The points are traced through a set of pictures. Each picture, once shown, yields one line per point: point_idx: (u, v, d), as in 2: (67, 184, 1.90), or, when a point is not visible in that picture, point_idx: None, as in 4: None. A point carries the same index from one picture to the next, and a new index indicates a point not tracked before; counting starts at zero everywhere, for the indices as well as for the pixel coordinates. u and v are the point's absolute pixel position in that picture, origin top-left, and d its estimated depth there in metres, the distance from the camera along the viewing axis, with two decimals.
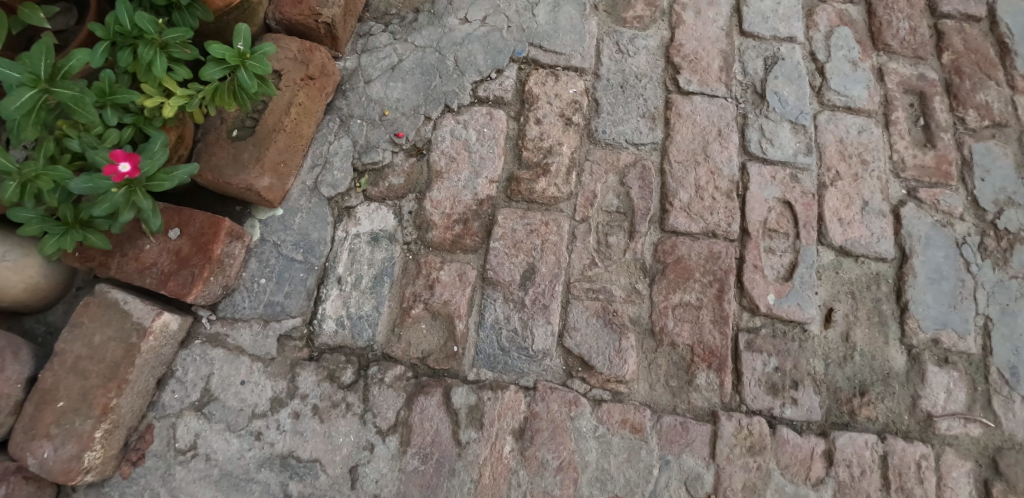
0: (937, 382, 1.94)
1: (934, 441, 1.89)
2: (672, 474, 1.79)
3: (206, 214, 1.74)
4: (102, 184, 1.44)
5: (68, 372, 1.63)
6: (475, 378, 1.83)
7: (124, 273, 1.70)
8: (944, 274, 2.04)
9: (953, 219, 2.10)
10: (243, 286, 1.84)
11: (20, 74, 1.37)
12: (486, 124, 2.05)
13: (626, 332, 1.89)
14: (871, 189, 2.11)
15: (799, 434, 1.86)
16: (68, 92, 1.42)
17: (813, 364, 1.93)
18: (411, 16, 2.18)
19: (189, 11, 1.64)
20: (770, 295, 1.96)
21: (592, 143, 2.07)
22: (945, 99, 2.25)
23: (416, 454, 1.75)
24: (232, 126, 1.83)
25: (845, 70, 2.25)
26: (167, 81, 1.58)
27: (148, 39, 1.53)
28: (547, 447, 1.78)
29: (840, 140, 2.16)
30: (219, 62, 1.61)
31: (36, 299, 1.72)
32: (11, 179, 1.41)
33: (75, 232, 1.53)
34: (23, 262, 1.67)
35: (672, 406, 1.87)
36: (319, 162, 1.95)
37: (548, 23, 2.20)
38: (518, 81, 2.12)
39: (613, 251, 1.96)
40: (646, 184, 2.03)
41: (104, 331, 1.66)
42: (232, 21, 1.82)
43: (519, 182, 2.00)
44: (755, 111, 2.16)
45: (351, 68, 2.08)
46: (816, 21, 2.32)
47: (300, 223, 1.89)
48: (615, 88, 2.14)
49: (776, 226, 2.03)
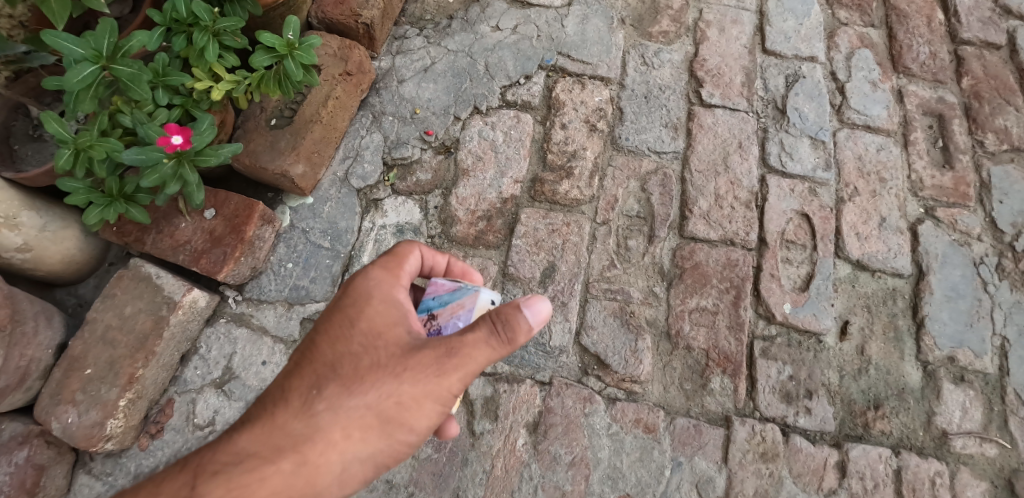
0: (953, 399, 1.94)
1: (948, 459, 1.89)
2: (684, 476, 1.80)
3: (241, 197, 1.80)
4: (154, 156, 1.52)
5: (97, 341, 1.69)
6: (492, 370, 1.86)
7: (158, 249, 1.76)
8: (961, 292, 2.05)
9: (970, 239, 2.12)
10: (270, 269, 1.89)
11: (83, 50, 1.45)
12: (513, 126, 2.12)
13: (643, 333, 1.92)
14: (888, 205, 2.14)
15: (812, 444, 1.86)
16: (126, 69, 1.49)
17: (828, 375, 1.94)
18: (445, 22, 2.27)
19: (240, 4, 1.73)
20: (786, 304, 1.98)
21: (615, 150, 2.12)
22: (964, 122, 2.28)
23: (431, 442, 1.79)
24: (271, 115, 1.91)
25: (865, 90, 2.29)
26: (217, 67, 1.65)
27: (202, 26, 1.61)
28: (560, 442, 1.80)
29: (859, 158, 2.20)
30: (268, 51, 1.68)
31: (70, 270, 1.78)
32: (66, 146, 1.49)
33: (119, 204, 1.60)
34: (62, 234, 1.71)
35: (685, 408, 1.88)
36: (351, 155, 2.02)
37: (576, 34, 2.27)
38: (546, 87, 2.19)
39: (632, 254, 2.00)
40: (667, 192, 2.08)
41: (134, 303, 1.71)
42: (277, 16, 1.91)
43: (543, 184, 2.05)
44: (775, 126, 2.21)
45: (386, 68, 2.16)
46: (838, 42, 2.37)
47: (330, 211, 1.96)
48: (639, 98, 2.20)
49: (793, 238, 2.07)
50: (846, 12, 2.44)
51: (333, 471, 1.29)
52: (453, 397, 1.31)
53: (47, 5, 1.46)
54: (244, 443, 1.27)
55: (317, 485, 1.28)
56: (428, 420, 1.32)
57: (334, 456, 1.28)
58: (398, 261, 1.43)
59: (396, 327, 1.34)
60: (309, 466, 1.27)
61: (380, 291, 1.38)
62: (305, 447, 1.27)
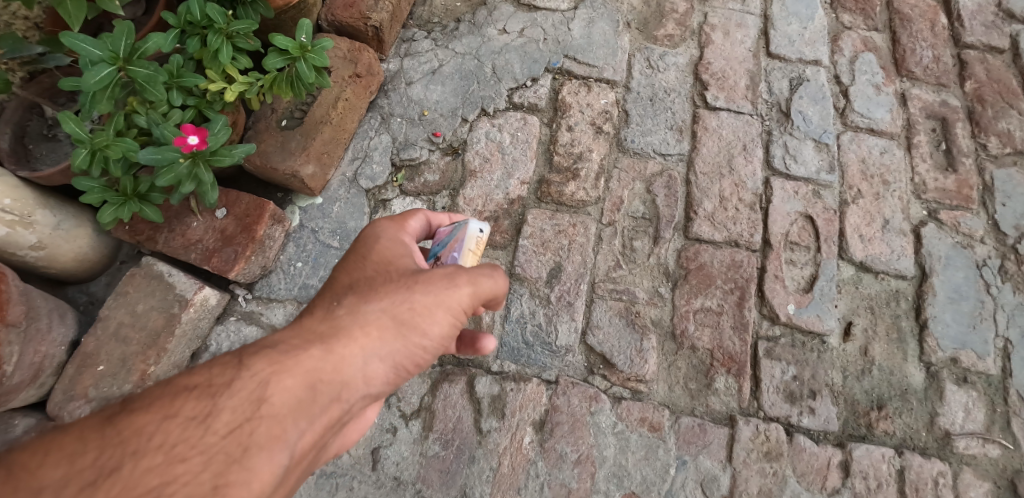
0: (956, 400, 1.96)
1: (951, 460, 1.90)
2: (689, 475, 1.82)
3: (252, 197, 1.83)
4: (170, 156, 1.55)
5: (110, 338, 1.71)
6: (499, 369, 1.89)
7: (170, 248, 1.79)
8: (964, 294, 2.07)
9: (973, 241, 2.13)
10: (280, 268, 1.92)
11: (101, 52, 1.48)
12: (520, 128, 2.14)
13: (648, 333, 1.94)
14: (892, 208, 2.16)
15: (816, 444, 1.88)
16: (143, 71, 1.52)
17: (832, 375, 1.95)
18: (453, 25, 2.29)
19: (253, 7, 1.76)
20: (790, 305, 2.00)
21: (621, 152, 2.14)
22: (967, 126, 2.30)
23: (438, 440, 1.81)
24: (281, 116, 1.93)
25: (868, 93, 2.31)
26: (230, 69, 1.69)
27: (217, 28, 1.64)
28: (566, 440, 1.82)
29: (863, 160, 2.21)
30: (281, 53, 1.71)
31: (82, 268, 1.80)
32: (83, 146, 1.51)
33: (133, 203, 1.62)
34: (75, 232, 1.74)
35: (690, 407, 1.90)
36: (360, 156, 2.05)
37: (582, 37, 2.30)
38: (552, 90, 2.21)
39: (638, 255, 2.02)
40: (672, 193, 2.10)
41: (146, 301, 1.74)
42: (288, 19, 1.95)
43: (549, 185, 2.08)
44: (779, 128, 2.23)
45: (394, 70, 2.19)
46: (842, 46, 2.39)
47: (339, 211, 1.98)
48: (644, 101, 2.22)
49: (797, 239, 2.09)
50: (850, 16, 2.46)
51: (362, 372, 1.20)
52: (471, 301, 1.31)
53: (64, 7, 1.48)
54: (272, 341, 1.19)
55: (347, 388, 1.19)
56: (450, 325, 1.29)
57: (366, 352, 1.20)
58: (402, 215, 1.49)
59: (397, 252, 1.37)
60: (342, 359, 1.18)
61: (388, 233, 1.41)
62: (338, 338, 1.20)
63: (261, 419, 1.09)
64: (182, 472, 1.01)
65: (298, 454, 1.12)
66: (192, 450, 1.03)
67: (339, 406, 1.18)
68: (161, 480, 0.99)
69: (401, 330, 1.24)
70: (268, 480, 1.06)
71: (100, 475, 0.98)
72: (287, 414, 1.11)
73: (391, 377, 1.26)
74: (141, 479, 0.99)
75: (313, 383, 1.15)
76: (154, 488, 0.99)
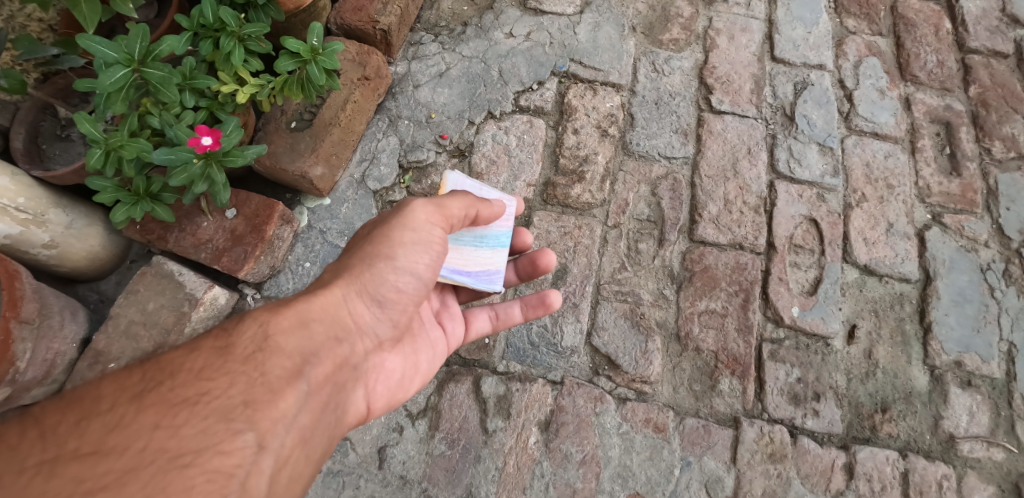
0: (960, 403, 1.96)
1: (955, 463, 1.91)
2: (693, 476, 1.83)
3: (262, 197, 1.85)
4: (183, 156, 1.57)
5: (121, 336, 1.72)
6: (505, 369, 1.91)
7: (181, 247, 1.80)
8: (968, 298, 2.07)
9: (978, 245, 2.14)
10: (288, 268, 1.93)
11: (117, 54, 1.51)
12: (526, 131, 2.16)
13: (652, 334, 1.95)
14: (896, 211, 2.17)
15: (820, 446, 1.89)
16: (157, 72, 1.54)
17: (836, 378, 1.96)
18: (460, 29, 2.32)
19: (263, 10, 1.79)
20: (795, 307, 2.01)
21: (626, 155, 2.16)
22: (971, 130, 2.31)
23: (444, 439, 1.82)
24: (291, 118, 1.95)
25: (872, 98, 2.33)
26: (242, 71, 1.71)
27: (229, 31, 1.67)
28: (571, 440, 1.83)
29: (867, 164, 2.22)
30: (293, 56, 1.73)
31: (93, 267, 1.83)
32: (97, 146, 1.54)
33: (145, 203, 1.65)
34: (86, 231, 1.76)
35: (695, 409, 1.90)
36: (368, 157, 2.07)
37: (588, 41, 2.32)
38: (558, 93, 2.23)
39: (643, 257, 2.04)
40: (677, 196, 2.11)
41: (157, 299, 1.75)
42: (298, 23, 1.96)
43: (555, 187, 2.09)
44: (784, 132, 2.24)
45: (402, 73, 2.21)
46: (846, 50, 2.40)
47: (346, 212, 2.00)
48: (650, 104, 2.24)
49: (802, 242, 2.10)
50: (854, 21, 2.47)
51: (350, 311, 1.38)
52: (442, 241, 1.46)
53: (79, 10, 1.51)
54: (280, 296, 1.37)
55: (338, 325, 1.37)
56: (426, 264, 1.43)
57: (350, 293, 1.38)
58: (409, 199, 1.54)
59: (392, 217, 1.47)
60: (332, 299, 1.36)
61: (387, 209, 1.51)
62: (323, 283, 1.38)
63: (274, 350, 1.26)
64: (212, 388, 1.18)
65: (309, 379, 1.29)
66: (216, 371, 1.20)
67: (336, 341, 1.36)
68: (196, 395, 1.16)
69: (376, 270, 1.39)
70: (286, 397, 1.23)
71: (142, 393, 1.15)
72: (292, 343, 1.28)
73: (376, 318, 1.44)
74: (176, 393, 1.15)
75: (308, 320, 1.32)
76: (189, 398, 1.15)
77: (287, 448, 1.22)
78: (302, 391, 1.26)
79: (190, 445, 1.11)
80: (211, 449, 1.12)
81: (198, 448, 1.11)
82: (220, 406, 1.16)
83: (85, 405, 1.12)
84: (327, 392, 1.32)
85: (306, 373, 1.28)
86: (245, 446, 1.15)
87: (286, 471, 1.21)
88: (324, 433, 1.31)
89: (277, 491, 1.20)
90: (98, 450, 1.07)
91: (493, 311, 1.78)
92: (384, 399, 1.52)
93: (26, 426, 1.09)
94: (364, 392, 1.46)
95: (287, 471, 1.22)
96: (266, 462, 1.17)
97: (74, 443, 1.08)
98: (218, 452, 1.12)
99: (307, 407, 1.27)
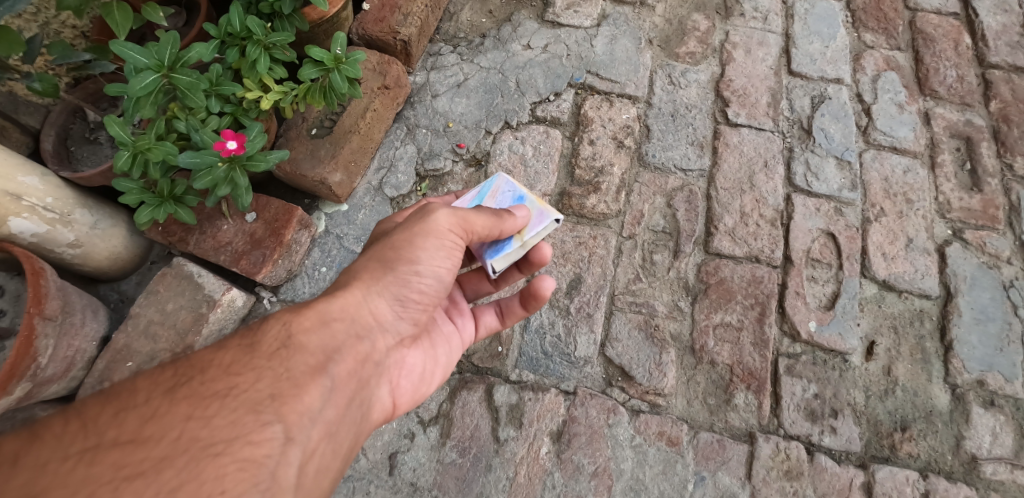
0: (983, 423, 1.91)
1: (978, 485, 1.86)
2: (707, 491, 1.80)
3: (281, 202, 1.87)
4: (208, 160, 1.59)
5: (140, 335, 1.74)
6: (517, 378, 1.90)
7: (201, 250, 1.82)
8: (990, 315, 2.03)
9: (1000, 262, 2.10)
10: (305, 272, 1.94)
11: (147, 59, 1.54)
12: (542, 141, 2.17)
13: (667, 347, 1.93)
14: (915, 226, 2.14)
15: (837, 464, 1.85)
16: (185, 78, 1.58)
17: (854, 395, 1.92)
18: (478, 40, 2.34)
19: (289, 20, 1.83)
20: (812, 322, 1.98)
21: (642, 166, 2.16)
22: (992, 145, 2.28)
23: (455, 447, 1.81)
24: (312, 125, 1.99)
25: (891, 112, 2.31)
26: (266, 79, 1.74)
27: (255, 39, 1.70)
28: (583, 451, 1.81)
29: (886, 179, 2.20)
30: (316, 64, 1.75)
31: (115, 267, 1.85)
32: (125, 149, 1.57)
33: (169, 205, 1.67)
34: (110, 232, 1.79)
35: (709, 423, 1.88)
36: (385, 165, 2.09)
37: (605, 53, 2.33)
38: (574, 104, 2.24)
39: (657, 268, 2.02)
40: (692, 208, 2.10)
41: (176, 300, 1.77)
42: (321, 32, 1.99)
43: (570, 197, 2.09)
44: (801, 146, 2.23)
45: (421, 83, 2.23)
46: (864, 65, 2.39)
47: (363, 218, 2.01)
48: (666, 116, 2.24)
49: (819, 256, 2.07)
50: (872, 35, 2.46)
51: (370, 310, 1.35)
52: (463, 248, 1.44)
53: (111, 17, 1.54)
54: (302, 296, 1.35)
55: (360, 324, 1.34)
56: (448, 269, 1.41)
57: (370, 291, 1.35)
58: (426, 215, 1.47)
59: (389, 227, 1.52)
60: (352, 299, 1.33)
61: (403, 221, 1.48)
62: (344, 283, 1.36)
63: (298, 345, 1.24)
64: (240, 382, 1.17)
65: (334, 374, 1.27)
66: (244, 366, 1.19)
67: (358, 339, 1.33)
68: (225, 387, 1.15)
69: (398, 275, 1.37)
70: (311, 391, 1.21)
71: (175, 387, 1.14)
72: (316, 341, 1.26)
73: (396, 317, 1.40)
74: (207, 387, 1.14)
75: (329, 319, 1.30)
76: (219, 391, 1.15)
77: (314, 441, 1.20)
78: (325, 387, 1.24)
79: (221, 435, 1.10)
80: (242, 439, 1.11)
81: (229, 437, 1.10)
82: (249, 398, 1.15)
83: (121, 398, 1.11)
84: (352, 389, 1.30)
85: (330, 370, 1.26)
86: (274, 437, 1.14)
87: (314, 463, 1.19)
88: (349, 428, 1.29)
89: (305, 484, 1.17)
90: (136, 439, 1.06)
91: (499, 306, 1.75)
92: (407, 395, 1.53)
93: (65, 419, 1.07)
94: (387, 388, 1.46)
95: (314, 464, 1.20)
96: (295, 454, 1.15)
97: (113, 433, 1.06)
98: (248, 442, 1.11)
99: (333, 401, 1.24)
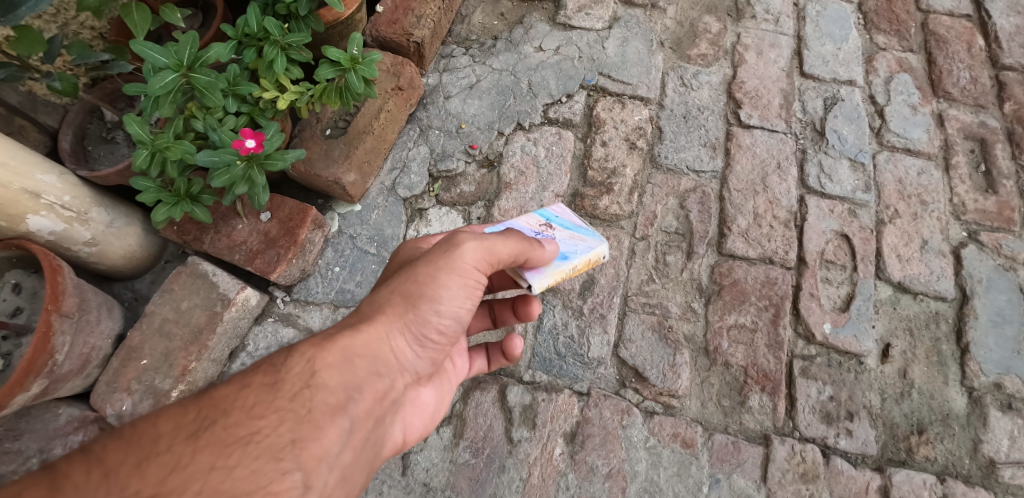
0: (1000, 427, 1.89)
1: (996, 489, 1.83)
2: (722, 493, 1.78)
3: (296, 202, 1.87)
4: (226, 158, 1.60)
5: (154, 333, 1.74)
6: (530, 379, 1.89)
7: (216, 249, 1.83)
8: (1007, 318, 2.01)
9: (1016, 264, 2.08)
10: (318, 272, 1.94)
11: (167, 59, 1.55)
12: (555, 143, 2.17)
13: (681, 348, 1.92)
14: (930, 228, 2.12)
15: (853, 467, 1.83)
16: (204, 78, 1.58)
17: (869, 397, 1.91)
18: (490, 43, 2.35)
19: (305, 21, 1.84)
20: (826, 324, 1.97)
21: (654, 167, 2.15)
22: (1007, 147, 2.27)
23: (468, 448, 1.80)
24: (326, 125, 1.99)
25: (904, 114, 2.30)
26: (283, 79, 1.75)
27: (272, 40, 1.71)
28: (597, 453, 1.80)
29: (900, 181, 2.19)
30: (333, 65, 1.76)
31: (130, 266, 1.86)
32: (144, 147, 1.57)
33: (186, 204, 1.67)
34: (126, 230, 1.80)
35: (723, 425, 1.86)
36: (398, 166, 2.09)
37: (616, 55, 2.33)
38: (586, 106, 2.24)
39: (670, 269, 2.02)
40: (705, 209, 2.10)
41: (191, 298, 1.77)
42: (336, 34, 2.00)
43: (583, 198, 2.09)
44: (814, 147, 2.22)
45: (433, 85, 2.24)
46: (876, 66, 2.39)
47: (376, 218, 2.01)
48: (678, 118, 2.24)
49: (833, 257, 2.06)
50: (884, 37, 2.46)
51: (392, 348, 1.31)
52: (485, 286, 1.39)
53: (131, 17, 1.55)
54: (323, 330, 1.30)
55: (381, 361, 1.30)
56: (469, 310, 1.37)
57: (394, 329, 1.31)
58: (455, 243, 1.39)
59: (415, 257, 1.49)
60: (375, 335, 1.29)
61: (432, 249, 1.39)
62: (368, 316, 1.31)
63: (319, 387, 1.22)
64: (262, 427, 1.15)
65: (353, 414, 1.25)
66: (266, 408, 1.17)
67: (378, 376, 1.30)
68: (248, 432, 1.14)
69: (421, 314, 1.32)
70: (330, 433, 1.19)
71: (197, 432, 1.12)
72: (337, 379, 1.23)
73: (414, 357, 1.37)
74: (229, 432, 1.13)
75: (351, 356, 1.27)
76: (242, 437, 1.13)
77: (331, 484, 1.18)
78: (344, 428, 1.22)
79: (243, 486, 1.09)
80: (262, 490, 1.09)
81: (251, 489, 1.09)
82: (271, 444, 1.14)
83: (142, 444, 1.10)
84: (368, 427, 1.28)
85: (350, 410, 1.24)
86: (294, 486, 1.12)
87: None
88: (363, 467, 1.29)
89: None
90: (158, 493, 1.04)
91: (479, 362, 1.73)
92: (418, 431, 1.53)
93: (86, 468, 1.06)
94: (401, 425, 1.46)
95: None
96: None
97: (136, 485, 1.05)
98: (269, 493, 1.10)
99: (350, 443, 1.23)
